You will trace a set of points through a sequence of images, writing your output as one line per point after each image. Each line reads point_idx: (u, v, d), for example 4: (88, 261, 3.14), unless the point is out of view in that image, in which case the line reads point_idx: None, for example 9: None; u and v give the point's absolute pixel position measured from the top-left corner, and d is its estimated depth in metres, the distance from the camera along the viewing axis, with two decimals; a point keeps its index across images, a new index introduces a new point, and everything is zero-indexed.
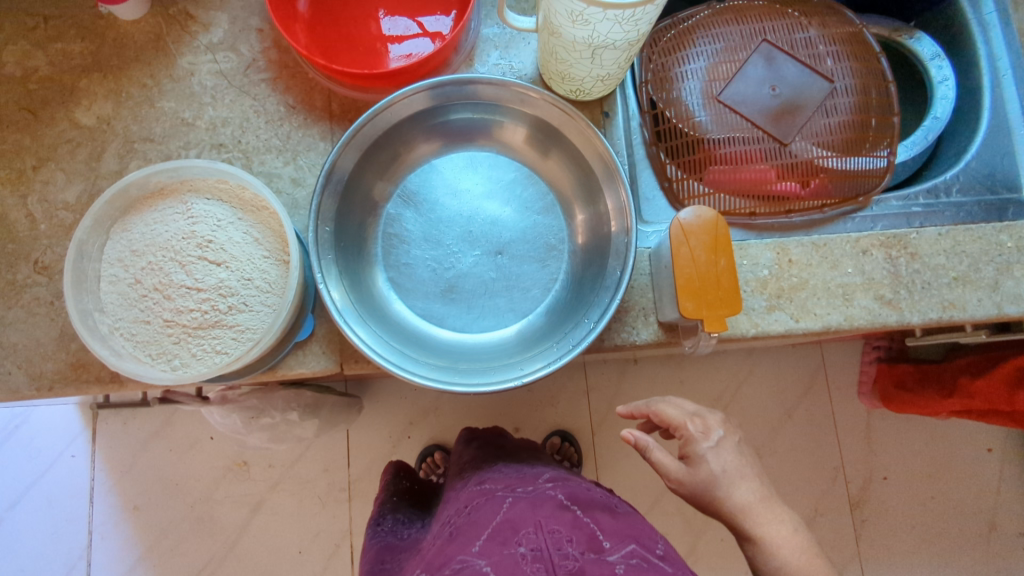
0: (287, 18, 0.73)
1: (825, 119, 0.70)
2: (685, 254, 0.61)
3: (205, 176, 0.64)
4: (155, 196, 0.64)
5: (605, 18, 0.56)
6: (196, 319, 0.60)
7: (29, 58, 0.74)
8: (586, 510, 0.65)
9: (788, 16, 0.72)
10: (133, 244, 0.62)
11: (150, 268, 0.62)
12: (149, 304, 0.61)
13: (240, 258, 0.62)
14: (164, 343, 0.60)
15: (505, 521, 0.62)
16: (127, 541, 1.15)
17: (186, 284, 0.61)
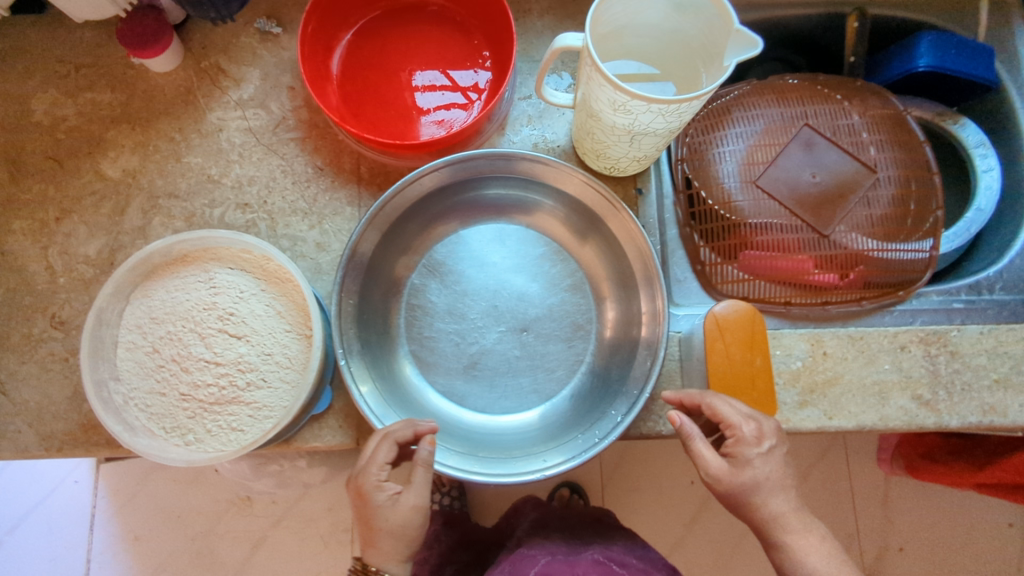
0: (320, 78, 0.71)
1: (867, 210, 0.68)
2: (720, 349, 0.59)
3: (229, 243, 0.63)
4: (179, 262, 0.62)
5: (648, 111, 0.53)
6: (214, 395, 0.59)
7: (58, 106, 0.73)
8: (623, 562, 0.73)
9: (832, 101, 0.71)
10: (155, 312, 0.61)
11: (169, 338, 0.60)
12: (166, 376, 0.60)
13: (260, 332, 0.60)
14: (179, 418, 0.59)
15: (544, 573, 0.70)
16: (127, 571, 1.13)
17: (205, 357, 0.59)
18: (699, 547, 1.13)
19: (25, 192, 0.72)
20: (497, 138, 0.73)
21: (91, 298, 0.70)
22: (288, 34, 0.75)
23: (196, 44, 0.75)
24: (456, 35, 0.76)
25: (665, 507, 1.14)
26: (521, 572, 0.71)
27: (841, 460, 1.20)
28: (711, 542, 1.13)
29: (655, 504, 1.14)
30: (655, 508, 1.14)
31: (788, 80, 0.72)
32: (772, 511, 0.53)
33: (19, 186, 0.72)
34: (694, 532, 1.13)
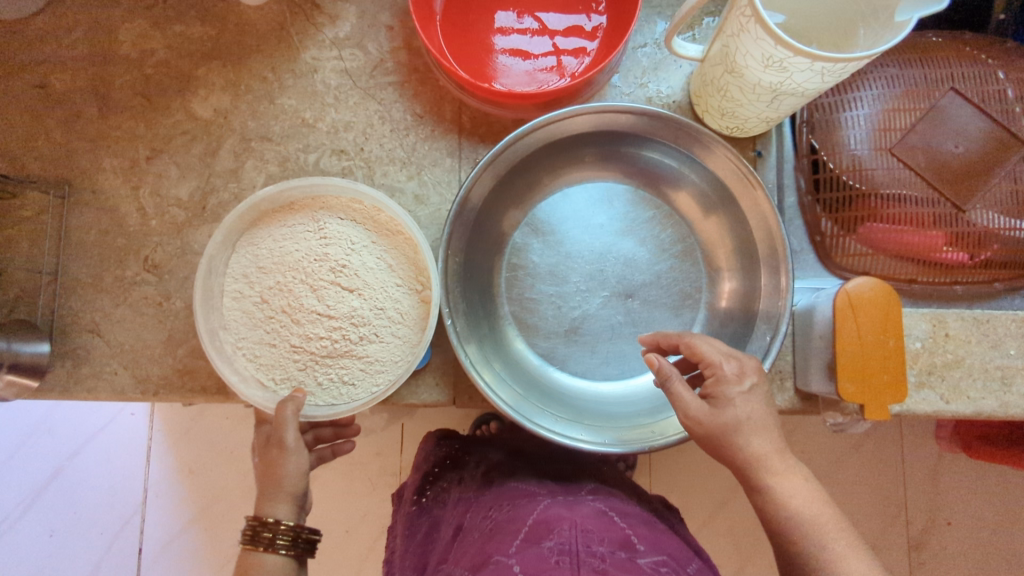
0: (426, 18, 0.67)
1: (1011, 186, 0.62)
2: (850, 329, 0.56)
3: (339, 191, 0.60)
4: (286, 209, 0.60)
5: (809, 69, 0.49)
6: (325, 348, 0.57)
7: (146, 38, 0.70)
8: (625, 513, 0.62)
9: (980, 63, 0.64)
10: (262, 260, 0.59)
11: (278, 288, 0.58)
12: (274, 327, 0.58)
13: (373, 286, 0.58)
14: (289, 370, 0.57)
15: (540, 521, 0.57)
16: (180, 504, 1.07)
17: (316, 310, 0.57)
18: (745, 509, 1.07)
19: (113, 128, 0.69)
20: (606, 90, 0.69)
21: (184, 242, 0.68)
22: None
23: None
24: None
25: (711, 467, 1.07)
26: (514, 521, 0.59)
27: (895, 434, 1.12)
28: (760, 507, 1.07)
29: (703, 464, 1.07)
30: (702, 469, 1.07)
31: (931, 38, 0.67)
32: (756, 448, 0.47)
33: (108, 122, 0.69)
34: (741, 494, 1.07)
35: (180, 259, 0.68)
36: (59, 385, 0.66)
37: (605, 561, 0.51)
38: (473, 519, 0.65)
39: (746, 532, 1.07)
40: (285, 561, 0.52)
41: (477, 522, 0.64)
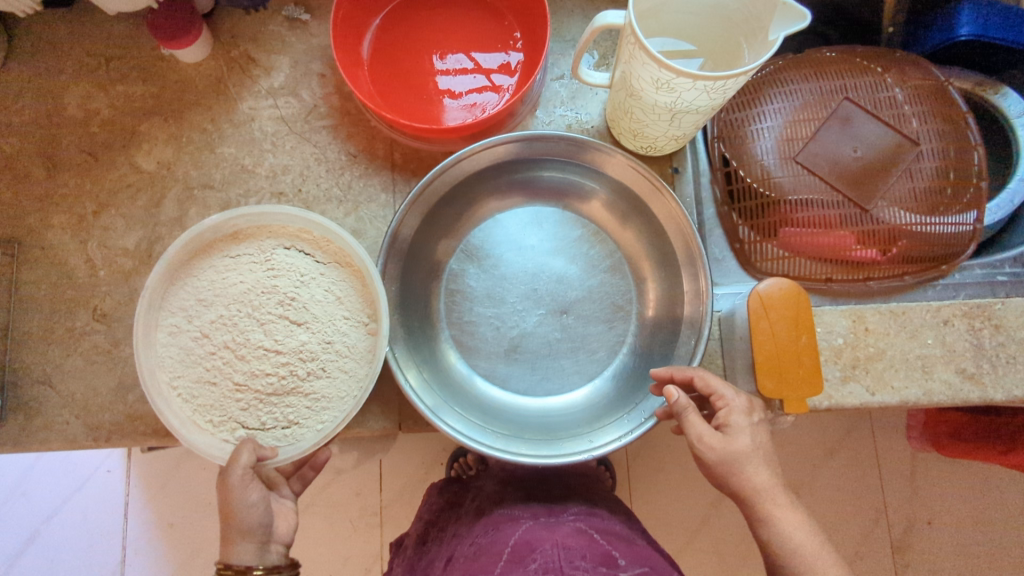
0: (353, 64, 0.71)
1: (909, 183, 0.68)
2: (765, 328, 0.59)
3: (287, 219, 0.63)
4: (233, 243, 0.63)
5: (693, 88, 0.52)
6: (270, 385, 0.59)
7: (91, 100, 0.73)
8: (606, 529, 0.64)
9: (872, 73, 0.70)
10: (206, 296, 0.61)
11: (222, 325, 0.60)
12: (217, 365, 0.59)
13: (320, 320, 0.61)
14: (232, 409, 0.59)
15: (523, 542, 0.60)
16: (159, 559, 1.07)
17: (264, 345, 0.59)
18: (723, 524, 1.07)
19: (60, 186, 0.72)
20: (530, 120, 0.73)
21: (131, 289, 0.71)
22: (316, 20, 0.75)
23: (225, 32, 0.74)
24: (486, 17, 0.75)
25: (687, 482, 1.08)
26: (498, 543, 0.61)
27: (867, 437, 1.11)
28: (737, 519, 1.07)
29: (679, 480, 1.08)
30: (676, 484, 1.08)
31: (826, 53, 0.72)
32: (761, 477, 0.49)
33: (55, 180, 0.72)
34: (720, 508, 1.07)
35: (128, 306, 0.70)
36: (11, 437, 0.67)
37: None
38: (461, 548, 0.66)
39: (730, 547, 1.07)
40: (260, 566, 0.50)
41: (463, 550, 0.65)
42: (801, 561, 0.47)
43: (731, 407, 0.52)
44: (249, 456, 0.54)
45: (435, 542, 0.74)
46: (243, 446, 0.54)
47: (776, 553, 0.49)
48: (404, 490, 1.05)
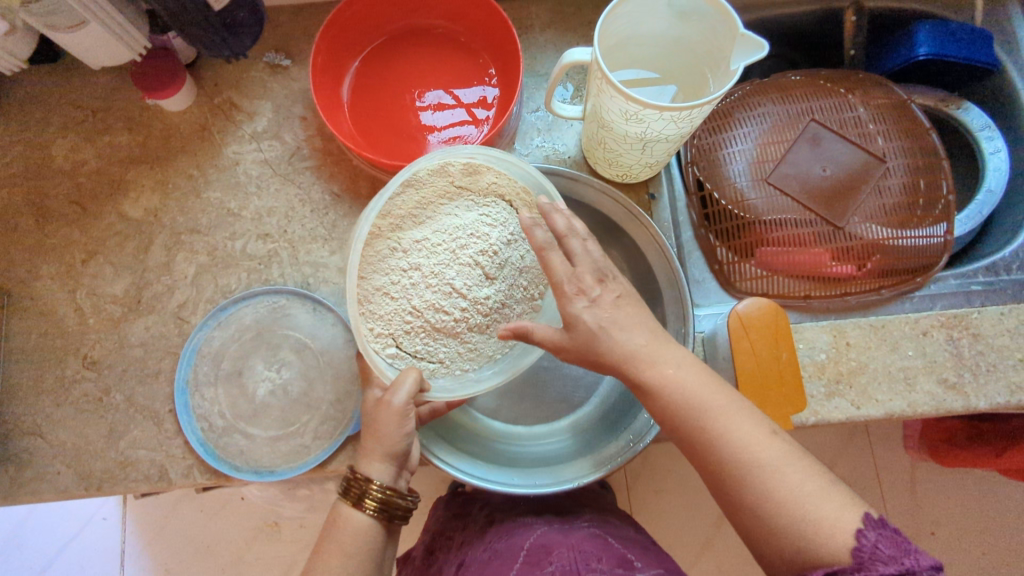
0: (333, 106, 0.73)
1: (879, 200, 0.69)
2: (746, 348, 0.61)
3: (500, 163, 0.62)
4: (463, 175, 0.61)
5: (660, 118, 0.54)
6: (440, 322, 0.58)
7: (78, 151, 0.75)
8: (619, 535, 0.65)
9: (836, 94, 0.73)
10: (421, 215, 0.60)
11: (423, 246, 0.59)
12: (403, 280, 0.58)
13: (508, 282, 0.60)
14: (397, 328, 0.58)
15: (538, 545, 0.62)
16: None
17: (455, 287, 0.58)
18: (727, 542, 1.06)
19: (49, 237, 0.73)
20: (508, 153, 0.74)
21: (120, 336, 0.71)
22: (297, 65, 0.77)
23: (208, 81, 0.76)
24: (461, 56, 0.77)
25: (688, 503, 1.07)
26: (515, 547, 0.63)
27: (864, 449, 1.11)
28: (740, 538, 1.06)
29: (680, 501, 1.07)
30: (675, 504, 1.07)
31: (792, 77, 0.75)
32: (631, 346, 0.48)
33: (44, 231, 0.73)
34: (724, 529, 1.06)
35: (117, 353, 0.71)
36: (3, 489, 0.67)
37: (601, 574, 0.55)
38: (474, 552, 0.66)
39: (735, 567, 1.06)
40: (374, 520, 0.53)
41: (478, 555, 0.66)
42: (701, 417, 0.47)
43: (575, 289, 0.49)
44: (407, 394, 0.54)
45: (444, 551, 0.72)
46: (405, 379, 0.54)
47: (672, 412, 0.48)
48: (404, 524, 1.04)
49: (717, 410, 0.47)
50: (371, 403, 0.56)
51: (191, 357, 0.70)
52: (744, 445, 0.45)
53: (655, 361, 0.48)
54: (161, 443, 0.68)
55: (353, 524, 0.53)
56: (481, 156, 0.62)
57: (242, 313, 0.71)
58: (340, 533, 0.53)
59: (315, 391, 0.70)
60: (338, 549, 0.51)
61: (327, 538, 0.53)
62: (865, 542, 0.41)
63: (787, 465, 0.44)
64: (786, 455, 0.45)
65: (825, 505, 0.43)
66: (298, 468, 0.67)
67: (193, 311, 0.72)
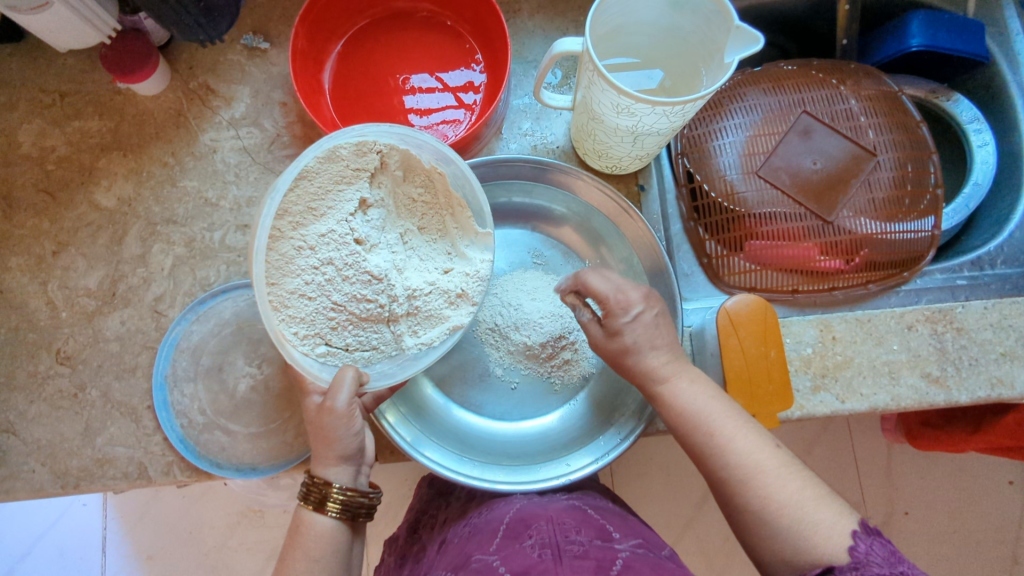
0: (314, 93, 0.70)
1: (869, 194, 0.69)
2: (734, 345, 0.61)
3: (393, 137, 0.57)
4: (356, 156, 0.55)
5: (652, 113, 0.52)
6: (365, 311, 0.55)
7: (46, 137, 0.72)
8: (598, 506, 0.62)
9: (828, 86, 0.72)
10: (320, 206, 0.54)
11: (330, 240, 0.54)
12: (318, 279, 0.54)
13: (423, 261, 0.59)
14: (322, 327, 0.55)
15: (517, 518, 0.59)
16: None
17: (373, 272, 0.54)
18: (709, 524, 1.07)
19: (18, 227, 0.70)
20: (494, 142, 0.73)
21: (95, 330, 0.69)
22: (276, 48, 0.74)
23: (183, 64, 0.73)
24: (447, 40, 0.75)
25: (672, 487, 1.08)
26: (493, 521, 0.60)
27: (843, 433, 1.12)
28: (723, 520, 1.07)
29: (664, 485, 1.08)
30: (659, 488, 1.08)
31: (784, 67, 0.74)
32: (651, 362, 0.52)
33: (12, 221, 0.71)
34: (706, 511, 1.07)
35: (92, 348, 0.69)
36: None
37: (583, 548, 0.52)
38: (454, 530, 0.64)
39: (717, 549, 1.07)
40: (334, 522, 0.52)
41: (459, 532, 0.62)
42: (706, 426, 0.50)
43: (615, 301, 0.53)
44: (349, 394, 0.53)
45: (427, 530, 0.71)
46: (344, 380, 0.53)
47: (682, 422, 0.51)
48: (388, 509, 1.04)
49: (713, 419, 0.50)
50: (313, 411, 0.55)
51: (169, 352, 0.68)
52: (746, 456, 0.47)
53: (666, 377, 0.52)
54: (139, 440, 0.67)
55: (316, 528, 0.52)
56: (373, 133, 0.56)
57: (221, 307, 0.69)
58: (305, 538, 0.52)
59: (298, 386, 0.68)
60: (304, 556, 0.51)
61: (292, 545, 0.52)
62: (862, 547, 0.42)
63: (785, 475, 0.46)
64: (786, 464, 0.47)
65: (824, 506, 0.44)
66: (281, 465, 0.66)
67: (171, 305, 0.70)
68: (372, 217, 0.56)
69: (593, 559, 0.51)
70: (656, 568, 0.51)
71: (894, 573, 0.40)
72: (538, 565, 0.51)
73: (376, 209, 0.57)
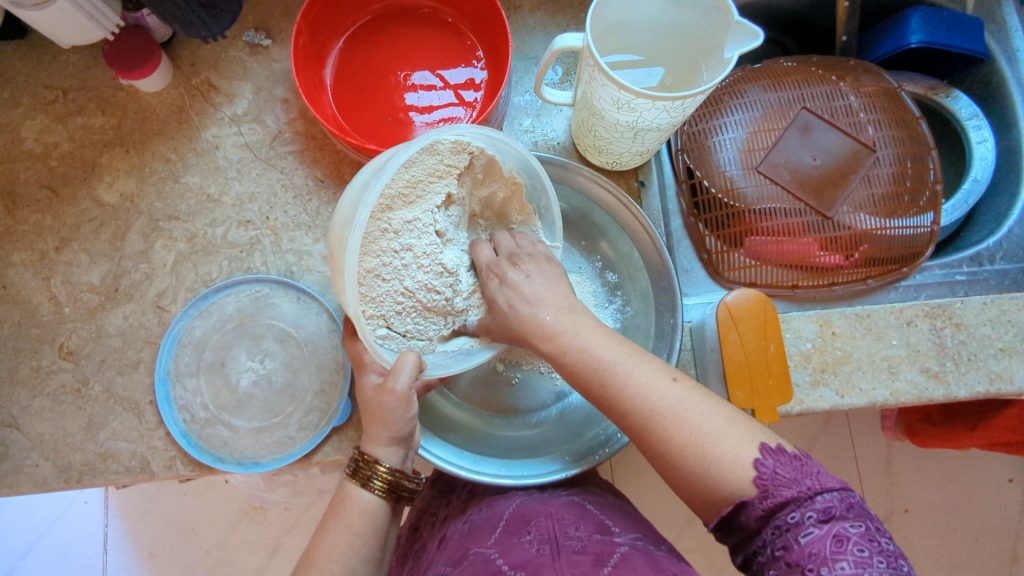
0: (315, 89, 0.71)
1: (868, 190, 0.70)
2: (734, 340, 0.62)
3: (486, 139, 0.57)
4: (452, 153, 0.55)
5: (652, 108, 0.53)
6: (431, 302, 0.56)
7: (49, 133, 0.72)
8: (597, 501, 0.63)
9: (828, 82, 0.72)
10: (411, 194, 0.54)
11: (415, 227, 0.54)
12: (395, 263, 0.54)
13: None
14: (388, 310, 0.55)
15: (517, 514, 0.59)
16: None
17: (445, 268, 0.55)
18: None
19: (20, 222, 0.71)
20: None
21: (98, 326, 0.69)
22: (278, 45, 0.74)
23: (185, 60, 0.73)
24: (448, 37, 0.75)
25: None
26: (493, 517, 0.60)
27: (843, 431, 1.12)
28: None
29: (664, 482, 1.08)
30: (660, 485, 1.08)
31: (784, 63, 0.74)
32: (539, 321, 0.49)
33: (15, 217, 0.71)
34: None
35: (94, 343, 0.69)
36: None
37: (581, 543, 0.53)
38: (455, 527, 0.64)
39: (717, 546, 1.07)
40: (379, 498, 0.53)
41: (460, 528, 0.63)
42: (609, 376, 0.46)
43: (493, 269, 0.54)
44: (409, 378, 0.53)
45: (428, 529, 0.71)
46: (406, 364, 0.53)
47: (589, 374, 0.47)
48: None
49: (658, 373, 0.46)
50: (370, 390, 0.55)
51: (171, 347, 0.68)
52: (643, 395, 0.45)
53: (559, 334, 0.48)
54: (142, 435, 0.67)
55: (360, 504, 0.53)
56: (470, 133, 0.56)
57: (224, 302, 0.70)
58: (346, 512, 0.53)
59: (300, 381, 0.69)
60: (345, 529, 0.52)
61: (333, 518, 0.53)
62: (766, 471, 0.41)
63: (684, 408, 0.44)
64: (684, 398, 0.44)
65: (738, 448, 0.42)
66: (283, 459, 0.66)
67: (173, 300, 0.70)
68: (452, 213, 0.57)
69: (591, 554, 0.51)
70: (654, 564, 0.51)
71: (802, 493, 0.40)
72: (535, 560, 0.51)
73: (455, 205, 0.57)
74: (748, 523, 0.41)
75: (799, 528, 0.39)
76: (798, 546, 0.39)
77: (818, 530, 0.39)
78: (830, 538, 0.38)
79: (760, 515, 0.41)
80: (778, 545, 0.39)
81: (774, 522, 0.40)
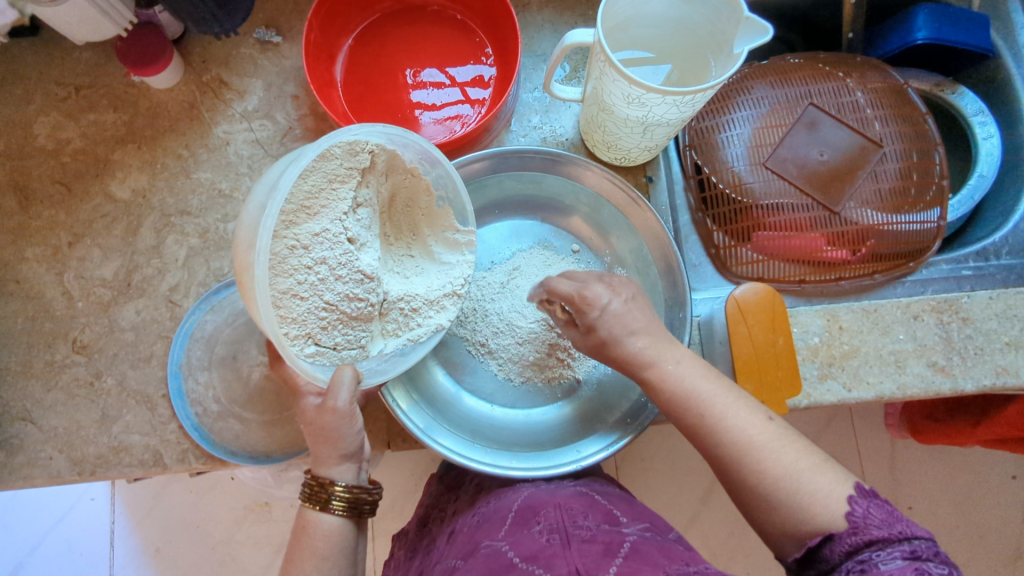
0: (325, 86, 0.71)
1: (874, 185, 0.70)
2: (743, 333, 0.62)
3: (382, 138, 0.57)
4: (348, 156, 0.54)
5: (663, 103, 0.53)
6: (356, 310, 0.56)
7: (62, 129, 0.73)
8: (606, 493, 0.63)
9: (835, 79, 0.73)
10: (314, 205, 0.53)
11: (325, 239, 0.53)
12: (310, 279, 0.53)
13: (394, 266, 0.61)
14: (313, 327, 0.54)
15: (527, 506, 0.59)
16: None
17: (365, 270, 0.55)
18: (714, 518, 1.08)
19: (33, 218, 0.71)
20: (504, 135, 0.73)
21: (110, 320, 0.70)
22: (288, 42, 0.75)
23: (196, 57, 0.74)
24: (456, 34, 0.76)
25: (677, 480, 1.09)
26: (502, 509, 0.61)
27: (847, 428, 1.13)
28: (727, 514, 1.08)
29: (669, 480, 1.09)
30: (665, 482, 1.09)
31: (790, 60, 0.75)
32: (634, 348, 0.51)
33: (28, 213, 0.71)
34: (711, 506, 1.08)
35: (108, 337, 0.69)
36: None
37: (591, 532, 0.53)
38: (465, 520, 0.64)
39: (722, 543, 1.08)
40: (342, 519, 0.53)
41: (470, 521, 0.63)
42: (699, 407, 0.49)
43: (583, 299, 0.52)
44: (349, 394, 0.53)
45: (437, 524, 0.71)
46: (342, 380, 0.53)
47: (676, 403, 0.50)
48: (396, 503, 1.05)
49: (715, 397, 0.49)
50: (310, 413, 0.54)
51: (183, 341, 0.69)
52: (740, 429, 0.47)
53: (661, 362, 0.51)
54: (155, 428, 0.68)
55: (323, 528, 0.53)
56: (365, 133, 0.55)
57: (235, 297, 0.70)
58: (312, 537, 0.52)
59: None
60: (312, 554, 0.52)
61: (299, 545, 0.52)
62: (859, 509, 0.43)
63: None
64: (779, 435, 0.47)
65: (822, 477, 0.45)
66: (296, 453, 0.68)
67: (185, 295, 0.70)
68: (362, 217, 0.57)
69: (601, 543, 0.51)
70: (664, 552, 0.51)
71: (894, 534, 0.41)
72: (545, 550, 0.52)
73: (365, 208, 0.57)
74: (830, 557, 0.42)
75: (879, 558, 0.40)
76: (877, 570, 0.39)
77: (900, 562, 0.39)
78: (913, 570, 0.38)
79: (845, 550, 0.42)
80: (857, 572, 0.40)
81: (857, 556, 0.41)
